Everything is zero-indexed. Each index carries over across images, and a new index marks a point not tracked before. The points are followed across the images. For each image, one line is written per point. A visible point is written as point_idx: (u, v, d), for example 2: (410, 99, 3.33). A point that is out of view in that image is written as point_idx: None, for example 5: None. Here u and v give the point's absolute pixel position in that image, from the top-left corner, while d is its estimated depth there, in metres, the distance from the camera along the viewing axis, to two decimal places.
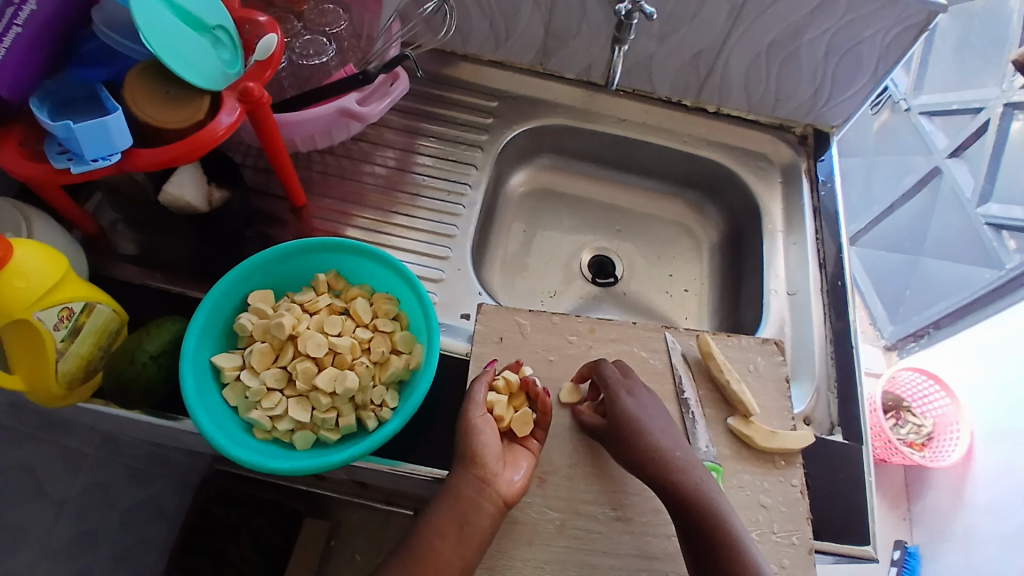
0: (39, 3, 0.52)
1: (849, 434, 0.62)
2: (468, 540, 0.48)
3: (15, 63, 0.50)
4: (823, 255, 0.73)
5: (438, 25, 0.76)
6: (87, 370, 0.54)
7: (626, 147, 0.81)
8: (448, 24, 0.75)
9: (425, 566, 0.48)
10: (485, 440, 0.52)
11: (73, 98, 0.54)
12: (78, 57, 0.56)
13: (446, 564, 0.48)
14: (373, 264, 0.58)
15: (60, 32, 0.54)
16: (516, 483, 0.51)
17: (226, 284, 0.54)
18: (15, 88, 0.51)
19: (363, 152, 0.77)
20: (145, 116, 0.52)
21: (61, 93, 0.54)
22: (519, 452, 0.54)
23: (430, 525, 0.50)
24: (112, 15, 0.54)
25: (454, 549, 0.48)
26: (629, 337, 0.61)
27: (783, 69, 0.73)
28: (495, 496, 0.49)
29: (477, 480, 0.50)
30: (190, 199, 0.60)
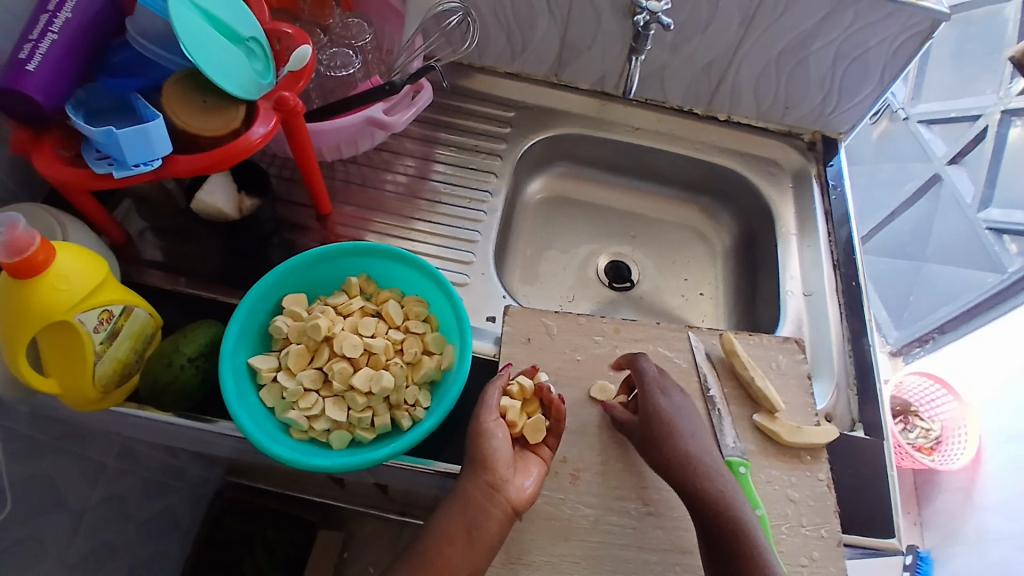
0: (73, 11, 0.54)
1: (871, 431, 0.63)
2: (477, 547, 0.48)
3: (52, 69, 0.53)
4: (837, 256, 0.74)
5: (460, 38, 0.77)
6: (122, 374, 0.54)
7: (640, 155, 0.83)
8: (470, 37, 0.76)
9: (433, 570, 0.47)
10: (496, 444, 0.51)
11: (104, 108, 0.56)
12: (109, 67, 0.57)
13: (454, 571, 0.47)
14: (403, 268, 0.60)
15: (92, 41, 0.56)
16: (526, 489, 0.50)
17: (262, 288, 0.56)
18: (52, 96, 0.53)
19: (384, 161, 0.78)
20: (183, 125, 0.54)
21: (91, 101, 0.56)
22: (530, 460, 0.53)
23: (437, 530, 0.49)
24: (145, 25, 0.56)
25: (461, 556, 0.47)
26: (654, 336, 0.62)
27: (791, 77, 0.75)
28: (504, 501, 0.49)
29: (487, 486, 0.49)
30: (221, 208, 0.62)
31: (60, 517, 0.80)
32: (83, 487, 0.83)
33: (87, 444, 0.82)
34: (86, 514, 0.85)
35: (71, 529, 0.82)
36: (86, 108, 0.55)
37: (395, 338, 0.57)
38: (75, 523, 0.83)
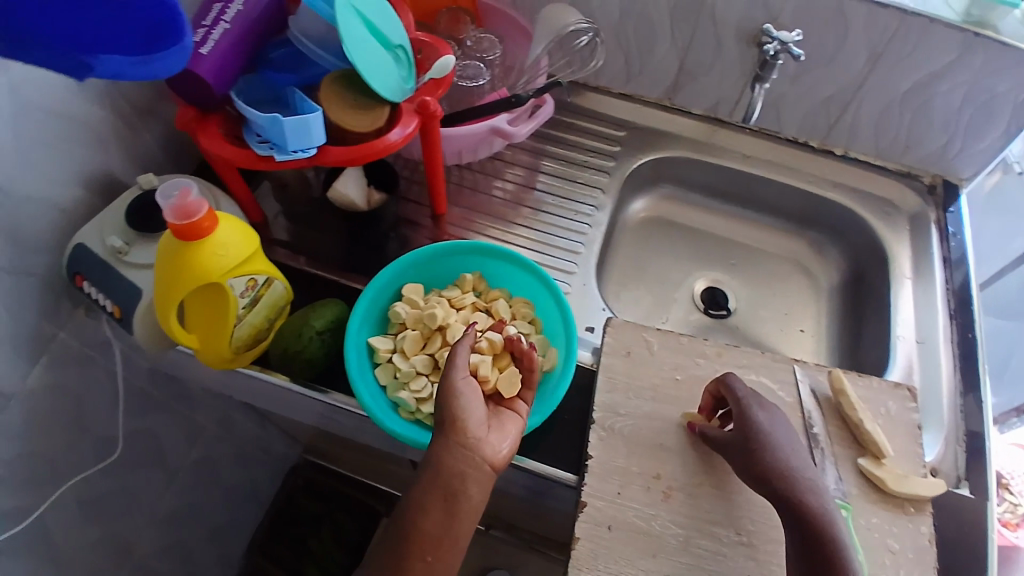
0: (245, 4, 0.60)
1: (976, 488, 0.60)
2: (454, 512, 0.49)
3: (224, 55, 0.58)
4: (952, 305, 0.71)
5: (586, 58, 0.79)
6: (254, 337, 0.60)
7: (747, 184, 0.83)
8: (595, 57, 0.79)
9: (416, 535, 0.48)
10: (467, 404, 0.51)
11: (262, 99, 0.61)
12: (270, 62, 0.63)
13: (430, 537, 0.48)
14: (516, 269, 0.63)
15: (257, 34, 0.62)
16: (502, 451, 0.51)
17: (388, 274, 0.61)
18: (221, 79, 0.58)
19: (495, 169, 0.81)
20: (335, 120, 0.59)
21: (250, 92, 0.61)
22: (506, 417, 0.54)
23: (413, 499, 0.49)
24: (305, 25, 0.61)
25: (438, 522, 0.49)
26: (757, 365, 0.61)
27: (916, 117, 0.73)
28: (481, 462, 0.50)
29: (458, 447, 0.50)
30: (354, 199, 0.68)
31: (161, 470, 0.86)
32: (183, 446, 0.90)
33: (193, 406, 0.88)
34: (182, 471, 0.91)
35: (167, 483, 0.88)
36: (246, 96, 0.60)
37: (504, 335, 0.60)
38: (172, 479, 0.89)
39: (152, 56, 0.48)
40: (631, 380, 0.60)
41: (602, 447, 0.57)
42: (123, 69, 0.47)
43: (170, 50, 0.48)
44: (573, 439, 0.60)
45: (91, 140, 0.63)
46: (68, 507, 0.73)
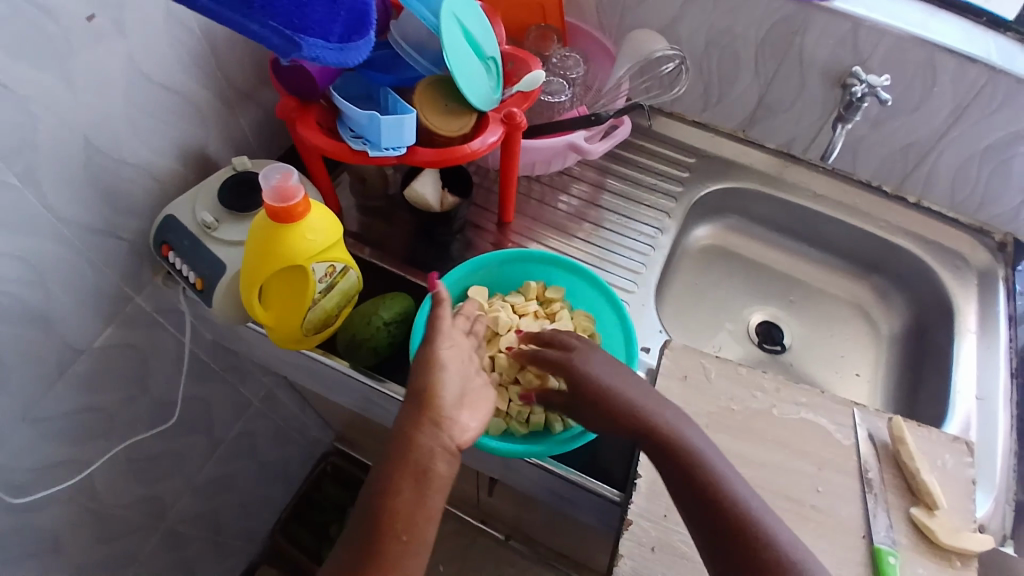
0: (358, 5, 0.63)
1: (1021, 550, 0.59)
2: (425, 489, 0.46)
3: None
4: (1017, 366, 0.70)
5: (670, 83, 0.81)
6: (325, 322, 0.62)
7: (815, 223, 0.82)
8: (680, 84, 0.81)
9: (383, 515, 0.45)
10: (439, 378, 0.50)
11: (357, 95, 0.64)
12: (367, 61, 0.66)
13: (405, 518, 0.45)
14: (579, 281, 0.65)
15: None
16: (468, 432, 0.49)
17: (455, 275, 0.64)
18: (327, 75, 0.61)
19: (563, 183, 0.83)
20: (426, 122, 0.62)
21: (346, 88, 0.64)
22: (481, 393, 0.52)
23: (379, 476, 0.46)
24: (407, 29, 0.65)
25: (409, 500, 0.45)
26: (815, 404, 0.62)
27: (997, 173, 0.73)
28: (448, 443, 0.48)
29: (432, 422, 0.48)
30: (429, 199, 0.69)
31: (207, 437, 0.90)
32: (230, 416, 0.93)
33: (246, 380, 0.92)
34: (224, 442, 0.94)
35: (209, 451, 0.92)
36: (343, 94, 0.63)
37: None
38: (213, 448, 0.92)
39: (348, 46, 0.51)
40: (685, 403, 0.61)
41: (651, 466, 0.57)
42: (324, 54, 0.50)
43: (362, 43, 0.52)
44: (623, 457, 0.61)
45: (195, 119, 0.67)
46: (122, 462, 0.76)
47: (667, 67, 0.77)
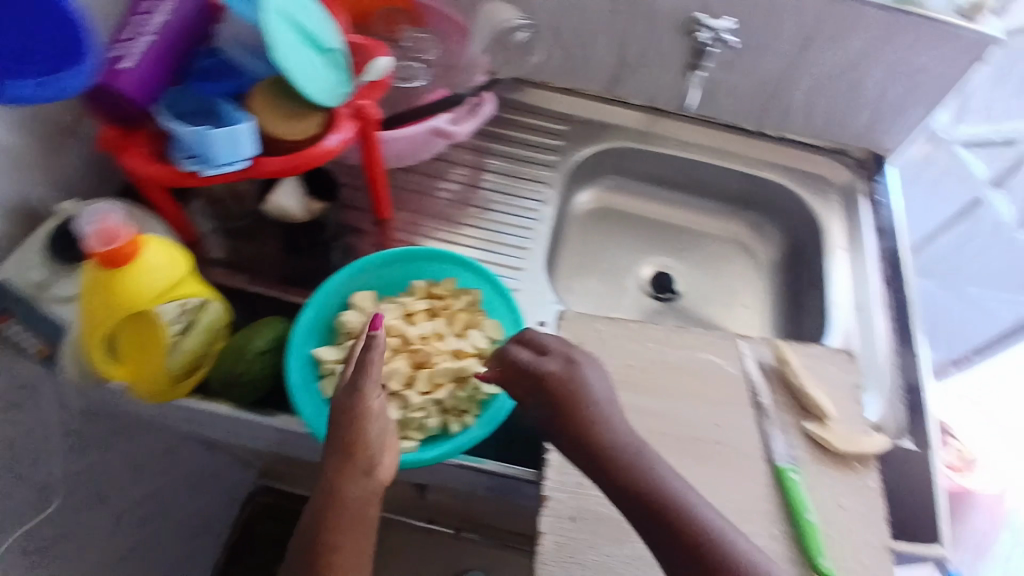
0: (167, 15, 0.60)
1: (918, 441, 0.63)
2: (363, 543, 0.45)
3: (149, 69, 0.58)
4: (884, 272, 0.75)
5: (526, 52, 0.81)
6: (195, 365, 0.58)
7: (690, 170, 0.84)
8: (535, 52, 0.80)
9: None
10: (364, 429, 0.47)
11: (190, 111, 0.58)
12: (193, 73, 0.62)
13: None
14: (467, 273, 0.62)
15: (180, 48, 0.62)
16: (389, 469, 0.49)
17: (334, 284, 0.60)
18: (147, 90, 0.58)
19: (438, 169, 0.81)
20: (266, 128, 0.58)
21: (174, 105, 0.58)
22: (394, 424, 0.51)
23: (311, 537, 0.45)
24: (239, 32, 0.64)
25: (351, 558, 0.44)
26: (705, 344, 0.63)
27: (846, 96, 0.76)
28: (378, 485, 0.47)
29: (360, 471, 0.46)
30: (290, 210, 0.67)
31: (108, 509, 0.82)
32: (132, 480, 0.85)
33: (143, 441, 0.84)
34: (131, 508, 0.87)
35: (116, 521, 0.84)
36: (175, 112, 0.58)
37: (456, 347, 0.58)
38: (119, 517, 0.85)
39: (57, 75, 0.48)
40: None
41: None
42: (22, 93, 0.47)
43: (75, 69, 0.49)
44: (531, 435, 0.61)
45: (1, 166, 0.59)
46: None
47: (521, 32, 0.77)
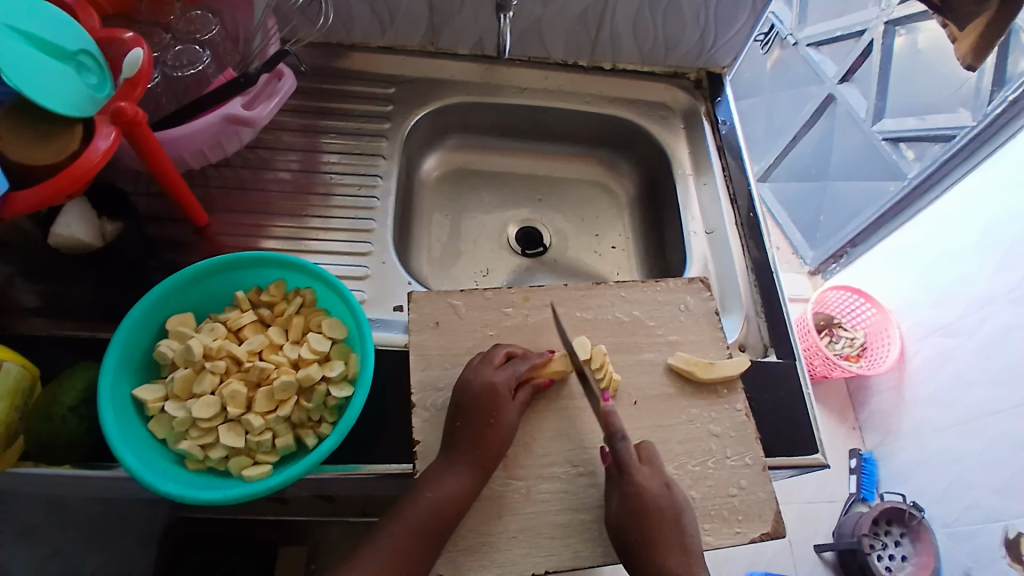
0: None
1: (782, 352, 0.66)
2: (428, 536, 0.48)
3: None
4: (733, 191, 0.76)
5: (314, 14, 0.74)
6: (5, 436, 0.50)
7: (535, 116, 0.83)
8: (325, 11, 0.73)
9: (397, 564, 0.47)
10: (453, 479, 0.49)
11: None
12: None
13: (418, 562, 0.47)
14: (299, 275, 0.56)
15: None
16: (444, 492, 0.49)
17: (140, 311, 0.52)
18: None
19: (262, 160, 0.73)
20: (11, 154, 0.49)
21: None
22: (439, 471, 0.50)
23: (384, 548, 0.47)
24: None
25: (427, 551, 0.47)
26: (562, 299, 0.62)
27: (667, 16, 0.75)
28: (431, 504, 0.48)
29: (429, 501, 0.48)
30: (83, 238, 0.55)
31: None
32: (12, 555, 0.73)
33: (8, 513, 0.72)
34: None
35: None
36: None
37: (300, 359, 0.53)
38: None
39: None
40: (443, 351, 0.58)
41: (427, 428, 0.54)
42: None
43: None
44: (397, 430, 0.56)
45: None
46: None
47: None
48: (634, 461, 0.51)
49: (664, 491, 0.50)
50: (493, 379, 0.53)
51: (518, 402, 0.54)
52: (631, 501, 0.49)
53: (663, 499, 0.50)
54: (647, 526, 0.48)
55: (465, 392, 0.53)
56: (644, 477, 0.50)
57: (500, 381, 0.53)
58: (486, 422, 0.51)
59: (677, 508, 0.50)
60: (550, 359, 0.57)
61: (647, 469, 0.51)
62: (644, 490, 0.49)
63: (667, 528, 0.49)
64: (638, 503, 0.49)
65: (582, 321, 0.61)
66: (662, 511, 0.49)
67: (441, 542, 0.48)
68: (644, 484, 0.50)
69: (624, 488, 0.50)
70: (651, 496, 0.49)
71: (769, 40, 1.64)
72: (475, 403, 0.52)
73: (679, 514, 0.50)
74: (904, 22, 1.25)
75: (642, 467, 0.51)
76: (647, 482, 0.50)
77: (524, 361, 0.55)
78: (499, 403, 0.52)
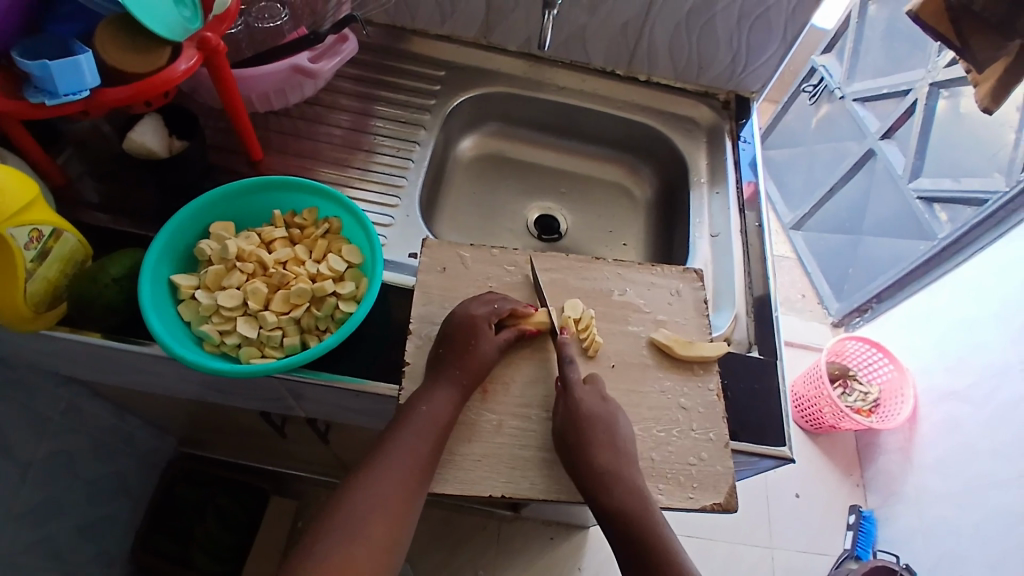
0: None
1: (765, 350, 0.69)
2: (425, 441, 0.53)
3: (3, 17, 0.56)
4: (743, 203, 0.80)
5: None
6: (52, 295, 0.58)
7: (568, 114, 0.89)
8: None
9: (398, 464, 0.52)
10: (438, 399, 0.54)
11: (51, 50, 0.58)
12: (55, 16, 0.60)
13: (417, 462, 0.52)
14: (331, 205, 0.63)
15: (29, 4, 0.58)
16: (441, 411, 0.54)
17: (190, 210, 0.59)
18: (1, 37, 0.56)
19: (317, 115, 0.82)
20: (107, 58, 0.57)
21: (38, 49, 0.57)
22: (433, 390, 0.55)
23: (394, 452, 0.52)
24: None
25: (425, 455, 0.53)
26: (562, 267, 0.67)
27: (702, 37, 0.81)
28: (430, 420, 0.53)
29: (427, 413, 0.54)
30: (154, 148, 0.64)
31: (11, 464, 0.79)
32: (30, 438, 0.80)
33: (37, 396, 0.79)
34: (34, 465, 0.83)
35: (20, 481, 0.80)
36: (32, 53, 0.57)
37: (317, 274, 0.60)
38: (23, 474, 0.81)
39: None
40: (445, 291, 0.63)
41: (419, 353, 0.60)
42: None
43: None
44: (393, 355, 0.62)
45: None
46: None
47: None
48: (577, 381, 0.57)
49: (602, 405, 0.56)
50: (473, 313, 0.59)
51: (499, 337, 0.59)
52: (570, 410, 0.55)
53: (600, 410, 0.55)
54: (581, 427, 0.54)
55: (450, 322, 0.58)
56: (584, 393, 0.56)
57: (479, 315, 0.59)
58: (465, 348, 0.57)
59: (612, 418, 0.55)
60: (534, 312, 0.62)
61: (589, 387, 0.57)
62: (582, 402, 0.55)
63: (600, 428, 0.54)
64: (576, 413, 0.54)
65: (577, 289, 0.66)
66: (595, 419, 0.54)
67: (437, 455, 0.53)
68: (582, 399, 0.56)
69: (566, 401, 0.56)
70: (587, 406, 0.55)
71: (817, 92, 1.68)
72: (458, 331, 0.57)
73: (612, 421, 0.55)
74: (948, 85, 1.29)
75: (585, 386, 0.57)
76: (586, 397, 0.56)
77: (506, 303, 0.61)
78: (478, 333, 0.57)
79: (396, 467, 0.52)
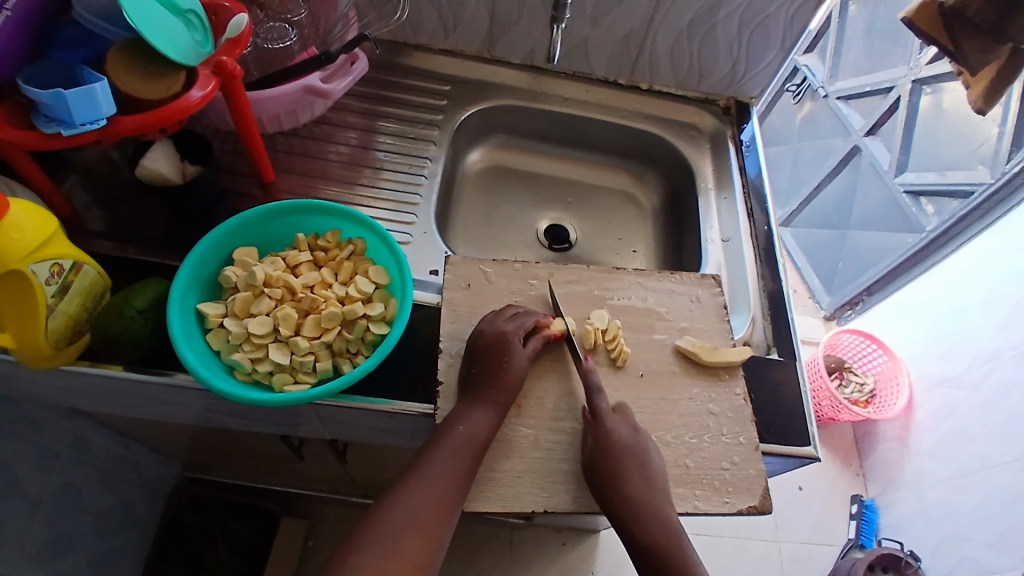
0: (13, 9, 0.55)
1: (783, 352, 0.70)
2: (460, 457, 0.53)
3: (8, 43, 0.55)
4: (750, 206, 0.82)
5: (390, 11, 0.83)
6: (74, 330, 0.57)
7: (572, 125, 0.90)
8: (400, 9, 0.83)
9: (437, 483, 0.52)
10: (474, 417, 0.55)
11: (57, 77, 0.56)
12: (57, 42, 0.59)
13: (456, 481, 0.52)
14: (354, 227, 0.64)
15: (33, 29, 0.57)
16: (475, 430, 0.54)
17: (213, 238, 0.59)
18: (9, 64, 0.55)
19: (325, 134, 0.81)
20: (119, 84, 0.56)
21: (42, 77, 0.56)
22: (469, 408, 0.55)
23: (432, 470, 0.52)
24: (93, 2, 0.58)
25: (463, 474, 0.53)
26: (585, 278, 0.68)
27: (703, 46, 0.83)
28: (464, 438, 0.53)
29: (464, 432, 0.54)
30: (165, 173, 0.62)
31: (20, 499, 0.76)
32: (39, 471, 0.78)
33: (46, 429, 0.77)
34: (43, 499, 0.80)
35: (30, 517, 0.78)
36: (37, 82, 0.55)
37: (345, 297, 0.59)
38: (31, 511, 0.78)
39: None
40: (472, 308, 0.64)
41: (451, 371, 0.60)
42: None
43: None
44: (421, 374, 0.62)
45: None
46: None
47: None
48: (607, 411, 0.57)
49: (633, 435, 0.56)
50: (505, 329, 0.59)
51: (528, 350, 0.60)
52: (600, 441, 0.55)
53: (632, 439, 0.56)
54: (615, 460, 0.54)
55: (479, 340, 0.59)
56: (615, 423, 0.56)
57: (511, 331, 0.59)
58: (499, 364, 0.57)
59: (642, 449, 0.55)
60: (552, 320, 0.62)
61: (618, 417, 0.57)
62: (612, 432, 0.55)
63: (631, 456, 0.54)
64: (607, 442, 0.55)
65: (600, 299, 0.67)
66: (632, 454, 0.55)
67: (473, 471, 0.53)
68: (614, 428, 0.56)
69: (598, 435, 0.56)
70: (619, 436, 0.55)
71: (800, 92, 1.72)
72: (489, 349, 0.58)
73: (645, 455, 0.55)
74: (930, 81, 1.33)
75: (614, 415, 0.57)
76: (616, 426, 0.56)
77: (531, 317, 0.61)
78: (510, 349, 0.58)
79: (437, 487, 0.51)
